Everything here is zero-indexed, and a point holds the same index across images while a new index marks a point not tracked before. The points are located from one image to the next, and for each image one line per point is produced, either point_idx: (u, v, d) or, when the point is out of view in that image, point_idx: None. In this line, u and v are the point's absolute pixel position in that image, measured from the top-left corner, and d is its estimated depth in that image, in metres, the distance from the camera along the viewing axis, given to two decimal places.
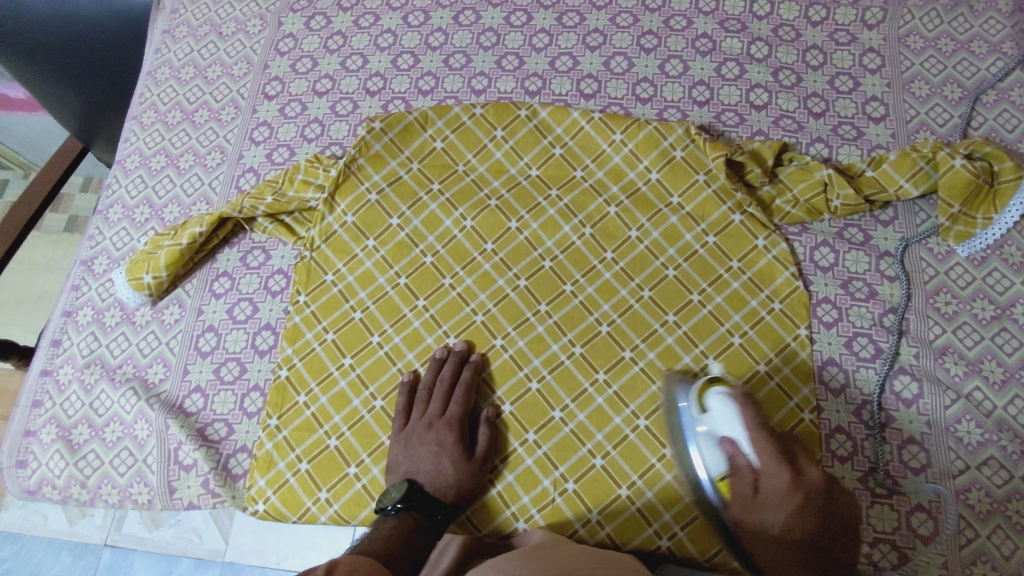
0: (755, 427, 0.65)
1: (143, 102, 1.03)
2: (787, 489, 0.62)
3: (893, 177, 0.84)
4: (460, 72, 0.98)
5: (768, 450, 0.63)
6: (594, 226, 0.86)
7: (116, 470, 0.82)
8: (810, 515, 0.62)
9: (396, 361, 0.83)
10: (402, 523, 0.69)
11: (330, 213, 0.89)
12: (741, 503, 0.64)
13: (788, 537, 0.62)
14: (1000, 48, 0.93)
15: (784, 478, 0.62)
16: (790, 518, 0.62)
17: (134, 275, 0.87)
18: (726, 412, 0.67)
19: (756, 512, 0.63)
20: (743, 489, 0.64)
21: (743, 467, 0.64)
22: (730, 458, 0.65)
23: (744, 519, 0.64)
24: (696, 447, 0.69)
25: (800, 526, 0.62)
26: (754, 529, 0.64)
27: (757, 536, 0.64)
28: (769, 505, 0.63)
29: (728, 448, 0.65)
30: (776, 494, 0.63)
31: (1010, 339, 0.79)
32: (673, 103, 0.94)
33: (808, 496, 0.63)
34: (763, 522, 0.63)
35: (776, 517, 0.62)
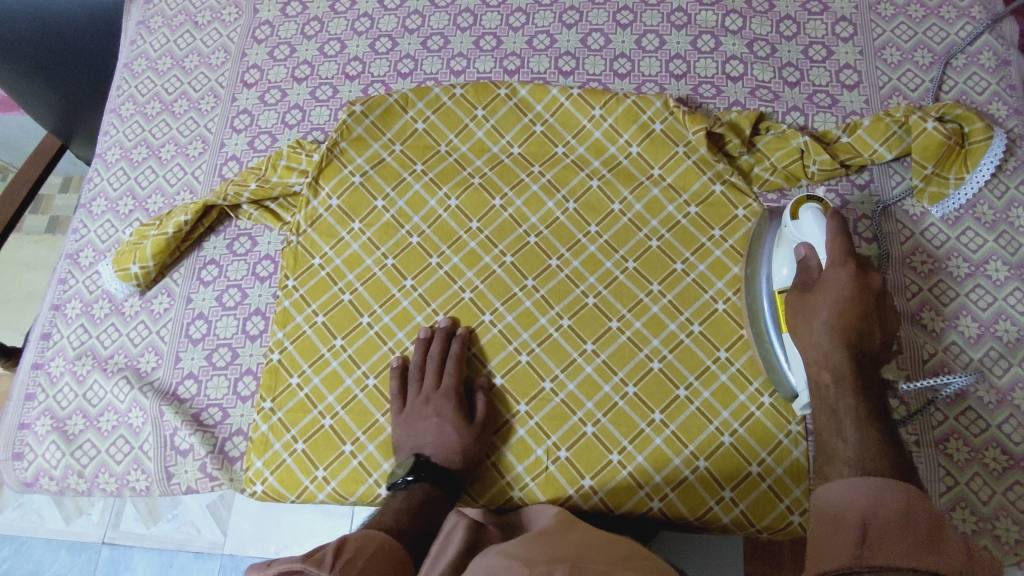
0: (836, 229, 0.69)
1: (121, 94, 1.03)
2: (846, 280, 0.67)
3: (867, 141, 0.86)
4: (438, 54, 0.99)
5: (840, 245, 0.68)
6: (578, 200, 0.88)
7: (113, 458, 0.83)
8: (856, 307, 0.67)
9: (387, 340, 0.84)
10: (410, 497, 0.71)
11: (315, 197, 0.89)
12: (798, 292, 0.71)
13: (834, 319, 0.67)
14: (968, 13, 0.95)
15: (847, 270, 0.67)
16: (838, 302, 0.67)
17: (122, 266, 0.88)
18: (814, 219, 0.71)
19: (810, 297, 0.70)
20: (806, 279, 0.71)
21: (812, 266, 0.71)
22: (802, 259, 0.72)
23: (795, 303, 0.71)
24: (778, 251, 0.76)
25: (843, 317, 0.67)
26: (801, 309, 0.70)
27: (801, 316, 0.70)
28: (824, 290, 0.69)
29: (803, 248, 0.72)
30: (834, 281, 0.68)
31: (985, 294, 0.81)
32: (651, 77, 0.95)
33: (863, 293, 0.67)
34: (815, 304, 0.69)
35: (826, 301, 0.68)
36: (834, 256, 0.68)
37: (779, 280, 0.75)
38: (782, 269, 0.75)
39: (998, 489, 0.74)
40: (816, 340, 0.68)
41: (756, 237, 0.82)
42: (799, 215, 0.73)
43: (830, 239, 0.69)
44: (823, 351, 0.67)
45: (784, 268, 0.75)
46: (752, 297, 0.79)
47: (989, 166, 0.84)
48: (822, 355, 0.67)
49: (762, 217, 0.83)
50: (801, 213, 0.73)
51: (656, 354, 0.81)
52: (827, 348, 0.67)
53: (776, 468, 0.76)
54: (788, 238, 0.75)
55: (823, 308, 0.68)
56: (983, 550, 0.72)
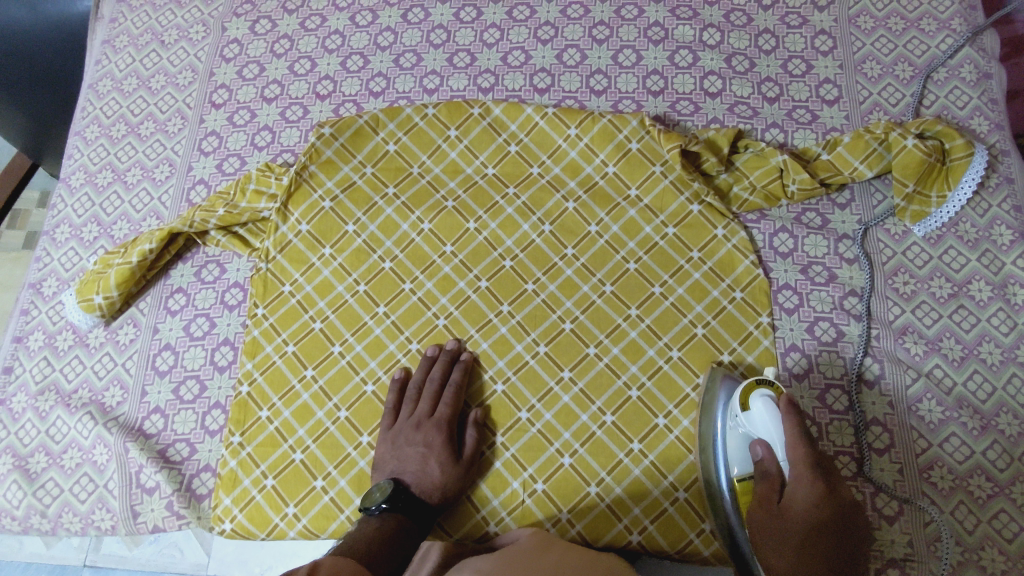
0: (795, 435, 0.65)
1: (85, 116, 1.00)
2: (814, 500, 0.63)
3: (847, 159, 0.84)
4: (411, 72, 0.96)
5: (801, 453, 0.64)
6: (553, 223, 0.86)
7: (77, 497, 0.80)
8: (826, 531, 0.62)
9: (359, 370, 0.81)
10: (386, 525, 0.69)
11: (284, 222, 0.87)
12: (761, 508, 0.65)
13: (807, 547, 0.62)
14: (949, 25, 0.93)
15: (814, 487, 0.63)
16: (811, 523, 0.62)
17: (85, 297, 0.85)
18: (768, 416, 0.67)
19: (776, 515, 0.64)
20: (768, 491, 0.66)
21: (772, 474, 0.66)
22: (760, 460, 0.67)
23: (760, 523, 0.65)
24: (732, 441, 0.71)
25: (817, 538, 0.62)
26: (770, 532, 0.64)
27: (772, 546, 0.64)
28: (790, 514, 0.64)
29: (761, 449, 0.67)
30: (801, 502, 0.63)
31: (968, 316, 0.79)
32: (628, 94, 0.93)
33: (833, 513, 0.63)
34: (783, 527, 0.64)
35: (796, 525, 0.63)
36: (799, 474, 0.64)
37: (736, 476, 0.70)
38: (738, 465, 0.70)
39: (983, 518, 0.72)
40: (789, 568, 0.62)
41: (707, 406, 0.76)
42: (751, 405, 0.69)
43: (788, 445, 0.65)
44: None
45: (739, 461, 0.70)
46: (711, 484, 0.74)
47: (971, 183, 0.82)
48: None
49: (711, 380, 0.77)
50: (751, 403, 0.68)
51: (634, 382, 0.79)
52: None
53: None
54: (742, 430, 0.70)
55: (795, 531, 0.63)
56: None
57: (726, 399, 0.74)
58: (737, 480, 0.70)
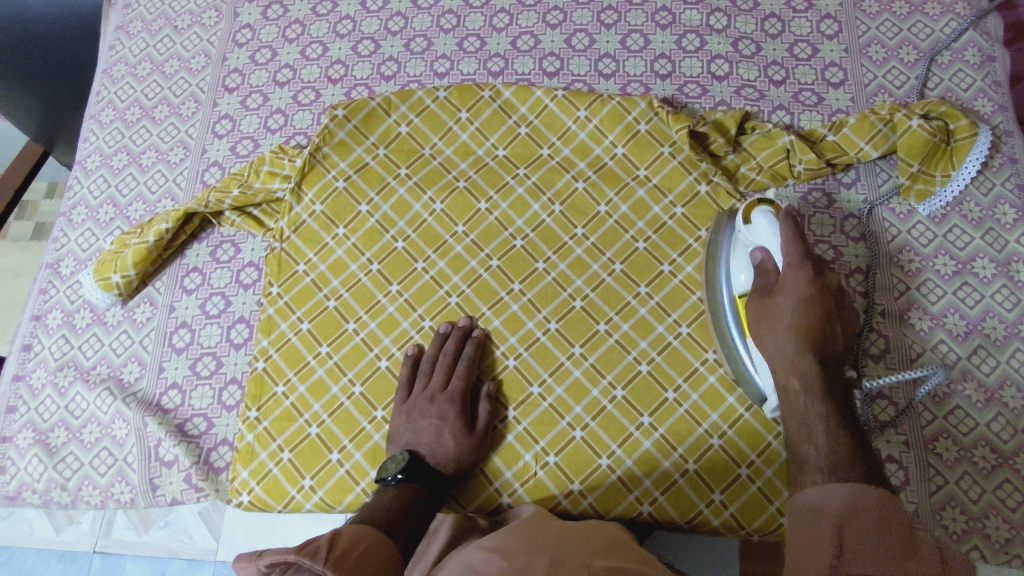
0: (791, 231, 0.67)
1: (100, 100, 1.02)
2: (804, 283, 0.67)
3: (853, 140, 0.86)
4: (421, 56, 0.98)
5: (795, 247, 0.67)
6: (563, 203, 0.87)
7: (97, 471, 0.82)
8: (816, 311, 0.67)
9: (373, 347, 0.83)
10: (403, 495, 0.71)
11: (298, 203, 0.88)
12: (757, 300, 0.70)
13: (796, 325, 0.66)
14: (953, 10, 0.94)
15: (804, 273, 0.67)
16: (799, 303, 0.67)
17: (102, 275, 0.87)
18: (767, 221, 0.71)
19: (770, 302, 0.69)
20: (765, 285, 0.70)
21: (769, 269, 0.70)
22: (758, 263, 0.71)
23: (757, 310, 0.70)
24: (734, 258, 0.75)
25: (806, 319, 0.66)
26: (765, 316, 0.69)
27: (764, 327, 0.69)
28: (783, 297, 0.68)
29: (758, 253, 0.71)
30: (793, 285, 0.67)
31: (972, 292, 0.81)
32: (636, 77, 0.94)
33: (823, 296, 0.67)
34: (776, 311, 0.68)
35: (787, 306, 0.67)
36: (790, 259, 0.68)
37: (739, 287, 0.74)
38: (739, 276, 0.74)
39: (988, 488, 0.73)
40: (782, 347, 0.67)
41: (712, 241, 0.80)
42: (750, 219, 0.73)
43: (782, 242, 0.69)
44: (787, 356, 0.66)
45: (741, 272, 0.74)
46: (714, 305, 0.78)
47: (975, 163, 0.84)
48: (788, 363, 0.66)
49: (720, 218, 0.80)
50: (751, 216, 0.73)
51: (644, 357, 0.80)
52: (791, 348, 0.66)
53: (765, 470, 0.76)
54: (743, 241, 0.74)
55: (785, 313, 0.67)
56: (973, 550, 0.72)
57: (730, 231, 0.79)
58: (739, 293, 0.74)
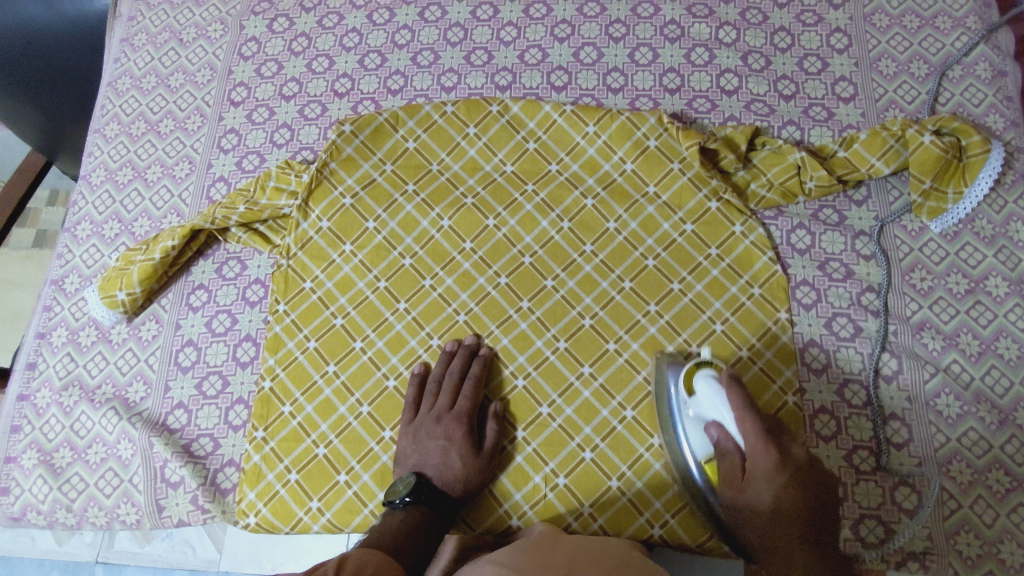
0: (742, 409, 0.66)
1: (104, 114, 1.01)
2: (773, 465, 0.65)
3: (864, 156, 0.85)
4: (428, 69, 0.97)
5: (752, 425, 0.66)
6: (572, 220, 0.86)
7: (102, 492, 0.81)
8: (795, 496, 0.65)
9: (381, 365, 0.82)
10: (411, 517, 0.70)
11: (305, 219, 0.87)
12: (729, 487, 0.68)
13: (779, 511, 0.65)
14: (964, 23, 0.94)
15: (769, 456, 0.65)
16: (774, 491, 0.65)
17: (108, 293, 0.86)
18: (715, 393, 0.69)
19: (744, 492, 0.67)
20: (732, 467, 0.68)
21: (731, 450, 0.68)
22: (717, 441, 0.69)
23: (732, 500, 0.68)
24: (688, 428, 0.73)
25: (786, 506, 0.65)
26: (743, 508, 0.67)
27: (745, 516, 0.67)
28: (755, 482, 0.66)
29: (715, 430, 0.69)
30: (760, 470, 0.66)
31: (985, 312, 0.80)
32: (645, 92, 0.94)
33: (793, 477, 0.65)
34: (752, 499, 0.66)
35: (763, 492, 0.66)
36: (752, 441, 0.66)
37: (702, 457, 0.71)
38: (699, 446, 0.72)
39: (1002, 512, 0.73)
40: (771, 536, 0.65)
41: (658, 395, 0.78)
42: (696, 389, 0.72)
43: (738, 420, 0.67)
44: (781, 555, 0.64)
45: (702, 446, 0.71)
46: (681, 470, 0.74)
47: (988, 180, 0.83)
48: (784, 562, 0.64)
49: (659, 368, 0.79)
50: (698, 386, 0.71)
51: (654, 377, 0.79)
52: (782, 540, 0.64)
53: None
54: (694, 415, 0.72)
55: (763, 502, 0.66)
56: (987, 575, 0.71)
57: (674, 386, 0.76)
58: (704, 460, 0.71)
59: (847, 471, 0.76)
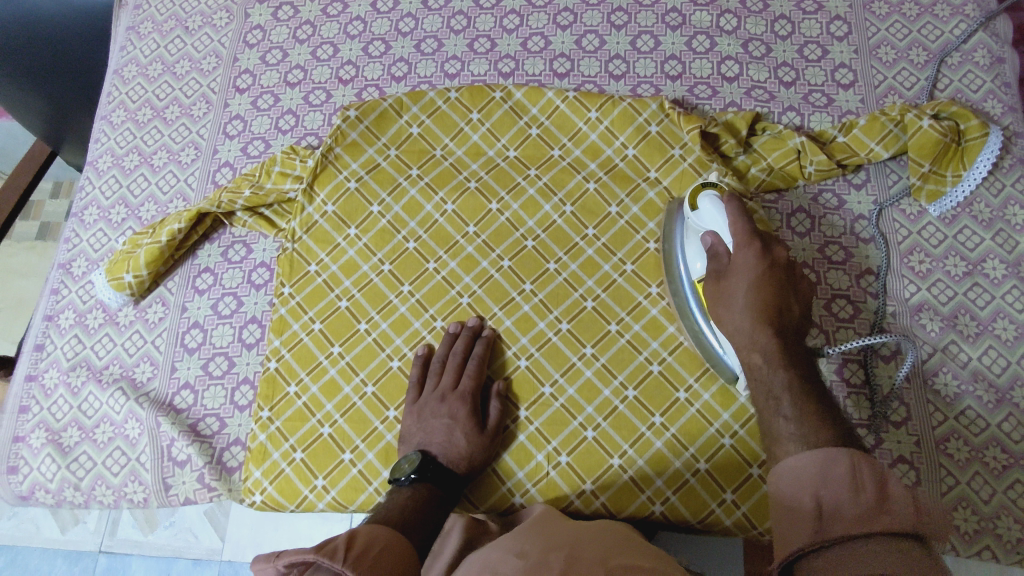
0: (737, 211, 0.68)
1: (111, 101, 1.02)
2: (754, 260, 0.66)
3: (863, 141, 0.86)
4: (432, 57, 0.98)
5: (741, 225, 0.68)
6: (574, 203, 0.87)
7: (110, 470, 0.82)
8: (771, 287, 0.66)
9: (385, 347, 0.83)
10: (417, 494, 0.71)
11: (310, 203, 0.88)
12: (712, 280, 0.70)
13: (752, 299, 0.65)
14: (962, 11, 0.94)
15: (752, 249, 0.67)
16: (750, 279, 0.66)
17: (115, 275, 0.87)
18: (715, 206, 0.72)
19: (723, 283, 0.68)
20: (716, 265, 0.70)
21: (720, 252, 0.70)
22: (709, 246, 0.71)
23: (713, 293, 0.69)
24: (690, 245, 0.76)
25: (761, 296, 0.65)
26: (720, 300, 0.69)
27: (722, 307, 0.68)
28: (735, 276, 0.67)
29: (709, 237, 0.72)
30: (743, 263, 0.67)
31: (983, 293, 0.81)
32: (646, 78, 0.95)
33: (773, 272, 0.66)
34: (730, 290, 0.68)
35: (739, 285, 0.67)
36: (739, 238, 0.68)
37: (697, 274, 0.75)
38: (697, 262, 0.75)
39: (999, 489, 0.74)
40: (740, 327, 0.66)
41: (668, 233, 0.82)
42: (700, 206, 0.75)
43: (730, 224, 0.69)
44: (746, 331, 0.65)
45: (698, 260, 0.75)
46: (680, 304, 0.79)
47: (986, 164, 0.84)
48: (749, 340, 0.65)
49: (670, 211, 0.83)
50: (701, 204, 0.74)
51: (655, 357, 0.80)
52: (749, 328, 0.65)
53: None
54: (696, 229, 0.76)
55: (738, 293, 0.66)
56: (985, 550, 0.72)
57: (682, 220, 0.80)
58: (697, 279, 0.75)
59: None
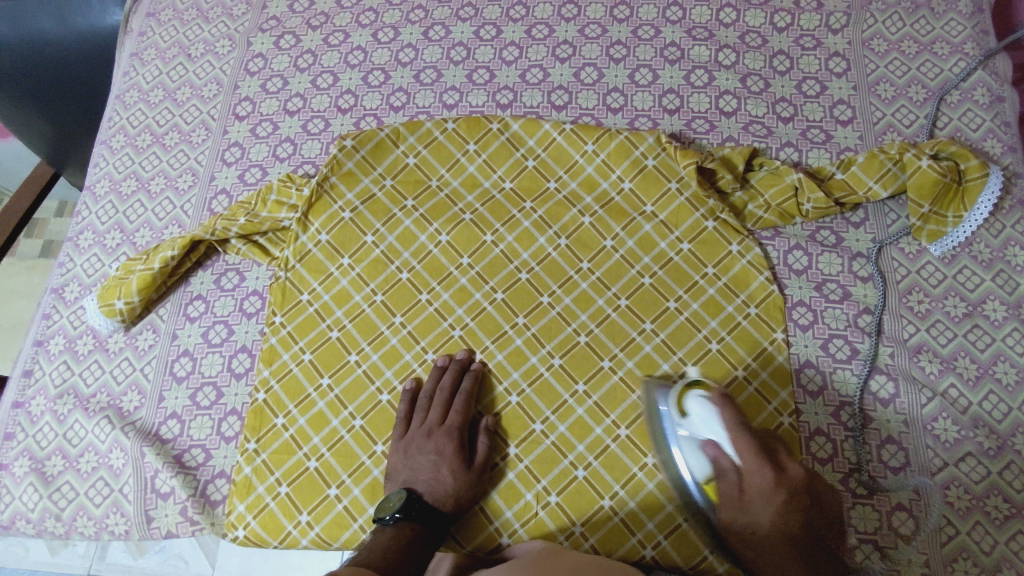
0: (737, 430, 0.64)
1: (112, 126, 1.02)
2: (772, 489, 0.62)
3: (862, 179, 0.85)
4: (431, 87, 0.98)
5: (749, 446, 0.63)
6: (569, 237, 0.87)
7: (92, 501, 0.81)
8: (794, 516, 0.62)
9: (375, 379, 0.82)
10: (401, 534, 0.69)
11: (304, 232, 0.88)
12: (730, 506, 0.64)
13: (778, 533, 0.62)
14: (962, 49, 0.94)
15: (767, 475, 0.62)
16: (773, 511, 0.62)
17: (106, 301, 0.86)
18: (710, 413, 0.66)
19: (743, 513, 0.63)
20: (730, 492, 0.64)
21: (728, 471, 0.64)
22: (713, 460, 0.65)
23: (730, 521, 0.64)
24: (682, 447, 0.69)
25: (787, 530, 0.62)
26: (742, 528, 0.64)
27: (743, 535, 0.64)
28: (754, 507, 0.63)
29: (710, 450, 0.65)
30: (759, 496, 0.62)
31: (983, 335, 0.80)
32: (645, 112, 0.94)
33: (792, 496, 0.62)
34: (752, 523, 0.63)
35: (764, 518, 0.62)
36: (749, 464, 0.62)
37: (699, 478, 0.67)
38: (695, 466, 0.67)
39: (1000, 540, 0.72)
40: (769, 557, 0.64)
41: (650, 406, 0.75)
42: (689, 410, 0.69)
43: (735, 442, 0.64)
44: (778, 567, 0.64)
45: (698, 466, 0.67)
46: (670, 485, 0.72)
47: (987, 205, 0.83)
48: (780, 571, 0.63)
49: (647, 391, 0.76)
50: (692, 407, 0.68)
51: None
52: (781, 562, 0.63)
53: None
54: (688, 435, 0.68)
55: (763, 527, 0.62)
56: None
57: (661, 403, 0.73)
58: (700, 481, 0.67)
59: (844, 495, 0.75)
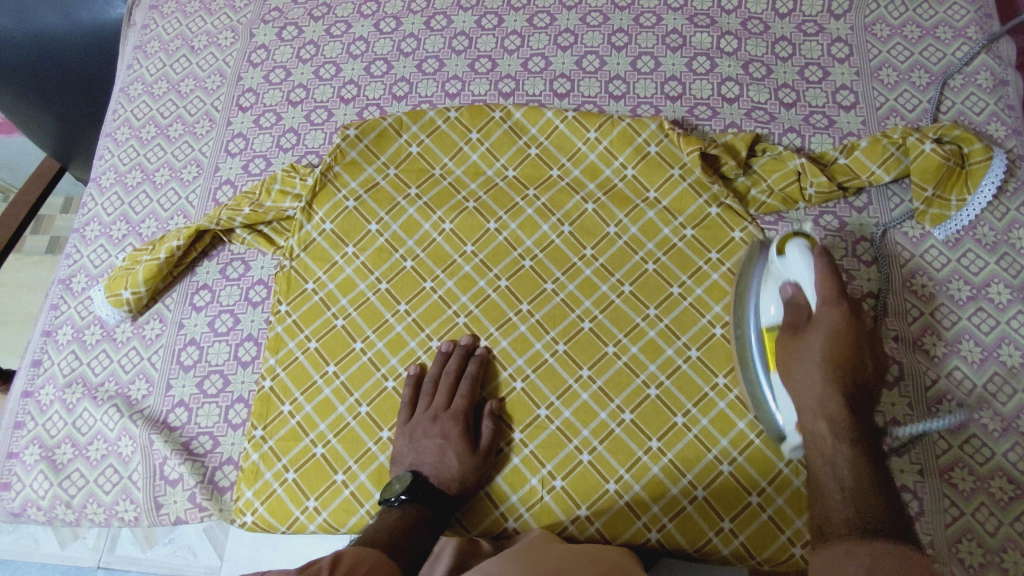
0: (827, 268, 0.67)
1: (116, 118, 1.03)
2: (837, 321, 0.66)
3: (864, 163, 0.85)
4: (433, 77, 0.99)
5: (831, 286, 0.67)
6: (572, 224, 0.87)
7: (102, 488, 0.82)
8: (850, 350, 0.66)
9: (380, 366, 0.82)
10: (407, 515, 0.69)
11: (308, 221, 0.88)
12: (788, 332, 0.69)
13: (828, 359, 0.65)
14: (965, 33, 0.94)
15: (838, 310, 0.66)
16: (832, 335, 0.66)
17: (113, 292, 0.87)
18: (802, 255, 0.69)
19: (800, 338, 0.68)
20: (796, 319, 0.69)
21: (801, 305, 0.69)
22: (790, 297, 0.70)
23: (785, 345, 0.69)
24: (765, 288, 0.74)
25: (839, 358, 0.65)
26: (794, 352, 0.68)
27: (792, 360, 0.68)
28: (814, 332, 0.67)
29: (790, 287, 0.70)
30: (824, 323, 0.67)
31: (987, 318, 0.79)
32: (647, 99, 0.95)
33: (854, 337, 0.66)
34: (806, 347, 0.67)
35: (818, 343, 0.66)
36: (825, 296, 0.67)
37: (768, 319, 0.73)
38: (770, 307, 0.73)
39: (1005, 521, 0.72)
40: (811, 386, 0.66)
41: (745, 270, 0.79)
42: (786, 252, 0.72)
43: (818, 279, 0.68)
44: (816, 395, 0.65)
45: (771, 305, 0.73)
46: (741, 331, 0.77)
47: (991, 188, 0.83)
48: (819, 402, 0.65)
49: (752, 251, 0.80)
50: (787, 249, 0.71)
51: (652, 381, 0.79)
52: (820, 391, 0.65)
53: (777, 497, 0.74)
54: (777, 273, 0.73)
55: (816, 349, 0.66)
56: None
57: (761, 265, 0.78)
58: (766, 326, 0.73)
59: None
